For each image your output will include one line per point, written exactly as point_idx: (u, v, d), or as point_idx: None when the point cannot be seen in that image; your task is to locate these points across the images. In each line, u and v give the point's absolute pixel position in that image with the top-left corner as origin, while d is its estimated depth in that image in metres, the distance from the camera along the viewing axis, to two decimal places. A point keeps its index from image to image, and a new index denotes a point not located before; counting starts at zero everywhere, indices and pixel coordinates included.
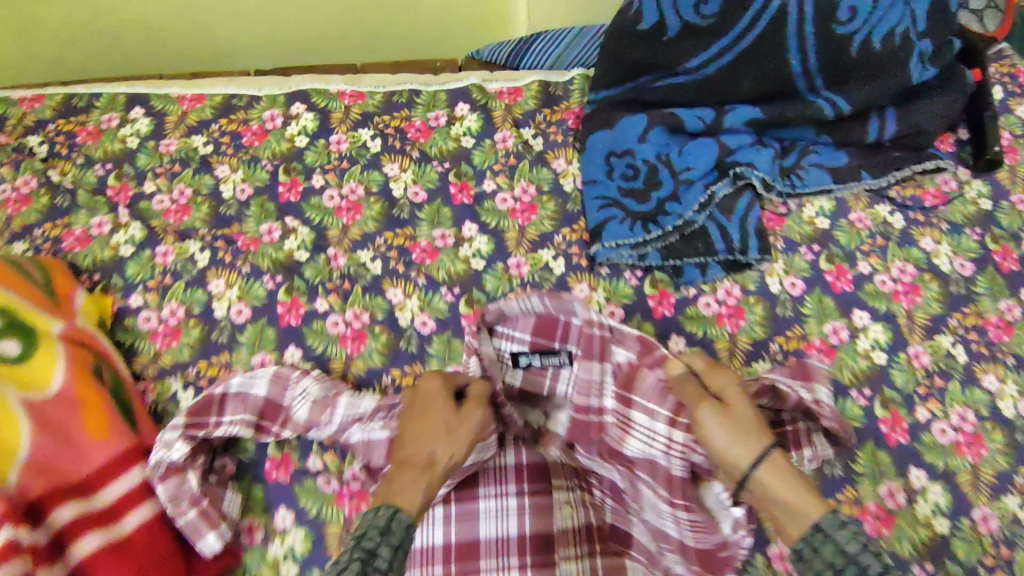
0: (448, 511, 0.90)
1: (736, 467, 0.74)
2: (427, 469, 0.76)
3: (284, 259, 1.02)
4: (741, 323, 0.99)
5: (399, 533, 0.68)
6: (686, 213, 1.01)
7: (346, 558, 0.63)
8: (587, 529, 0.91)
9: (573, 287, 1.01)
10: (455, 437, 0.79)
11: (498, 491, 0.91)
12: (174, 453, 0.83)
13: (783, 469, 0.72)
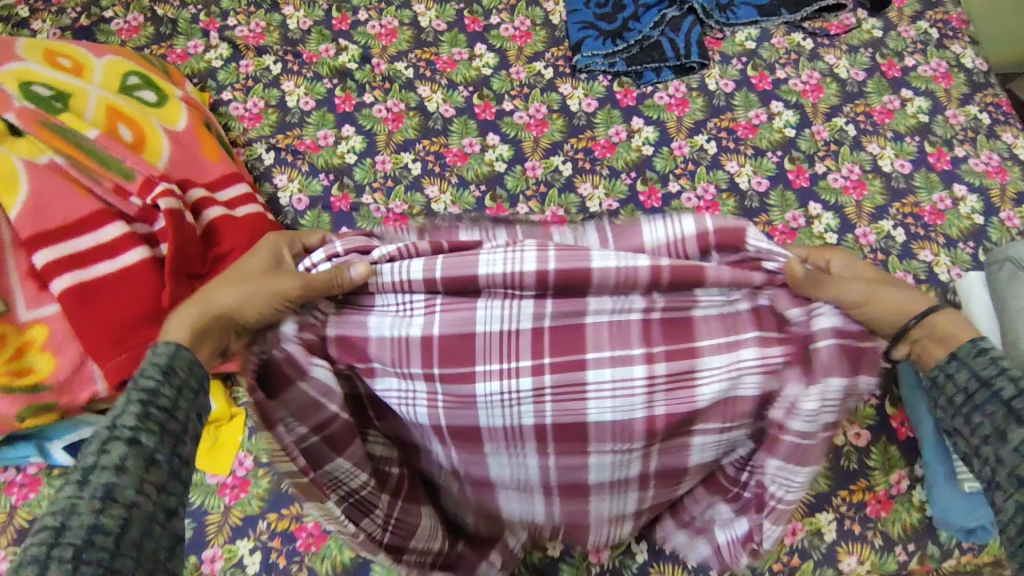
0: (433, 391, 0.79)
1: (875, 304, 0.75)
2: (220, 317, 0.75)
3: (338, 67, 1.34)
4: (685, 110, 1.31)
5: (184, 371, 0.66)
6: (644, 30, 1.33)
7: (126, 399, 0.61)
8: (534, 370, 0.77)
9: (559, 87, 1.34)
10: (267, 284, 0.77)
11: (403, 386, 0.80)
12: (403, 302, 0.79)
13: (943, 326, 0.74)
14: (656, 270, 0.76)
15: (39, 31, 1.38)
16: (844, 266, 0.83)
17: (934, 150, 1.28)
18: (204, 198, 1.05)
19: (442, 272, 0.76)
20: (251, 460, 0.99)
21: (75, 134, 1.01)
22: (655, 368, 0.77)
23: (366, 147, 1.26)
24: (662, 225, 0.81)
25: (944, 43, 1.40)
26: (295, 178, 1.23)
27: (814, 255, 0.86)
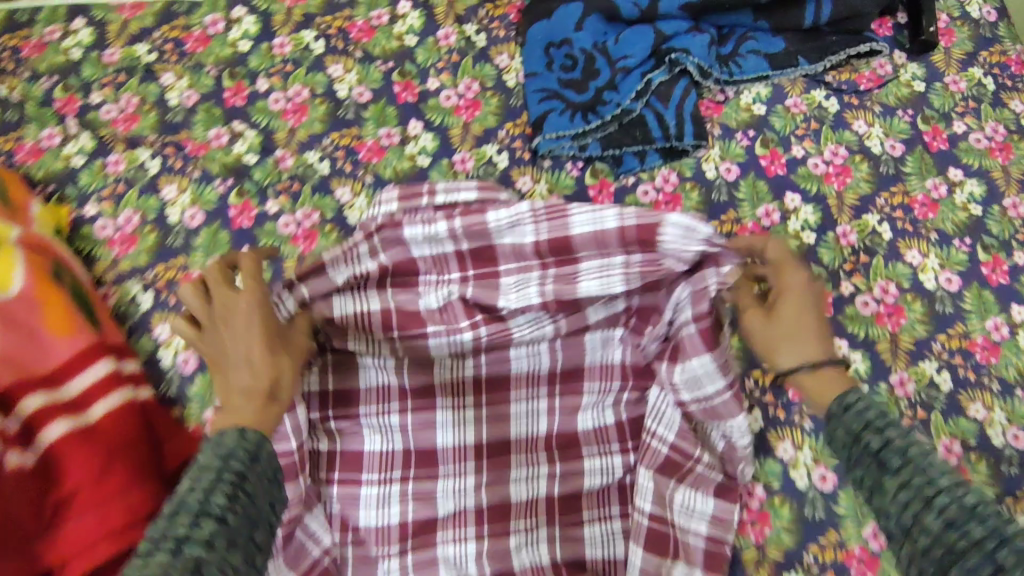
0: (405, 421, 0.94)
1: (777, 354, 0.80)
2: (271, 398, 0.71)
3: (233, 162, 1.05)
4: (677, 209, 1.03)
5: (269, 461, 0.67)
6: (624, 102, 1.03)
7: (217, 480, 0.60)
8: (474, 448, 0.94)
9: (516, 181, 1.05)
10: (285, 354, 0.75)
11: (382, 476, 0.92)
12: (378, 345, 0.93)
13: (829, 379, 0.77)
14: (556, 331, 0.94)
15: None
16: (799, 285, 0.80)
17: (989, 256, 1.02)
18: (41, 406, 0.82)
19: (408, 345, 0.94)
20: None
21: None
22: (552, 400, 0.96)
23: (271, 277, 0.99)
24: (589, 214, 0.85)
25: (1002, 98, 1.11)
26: None
27: (785, 266, 0.80)
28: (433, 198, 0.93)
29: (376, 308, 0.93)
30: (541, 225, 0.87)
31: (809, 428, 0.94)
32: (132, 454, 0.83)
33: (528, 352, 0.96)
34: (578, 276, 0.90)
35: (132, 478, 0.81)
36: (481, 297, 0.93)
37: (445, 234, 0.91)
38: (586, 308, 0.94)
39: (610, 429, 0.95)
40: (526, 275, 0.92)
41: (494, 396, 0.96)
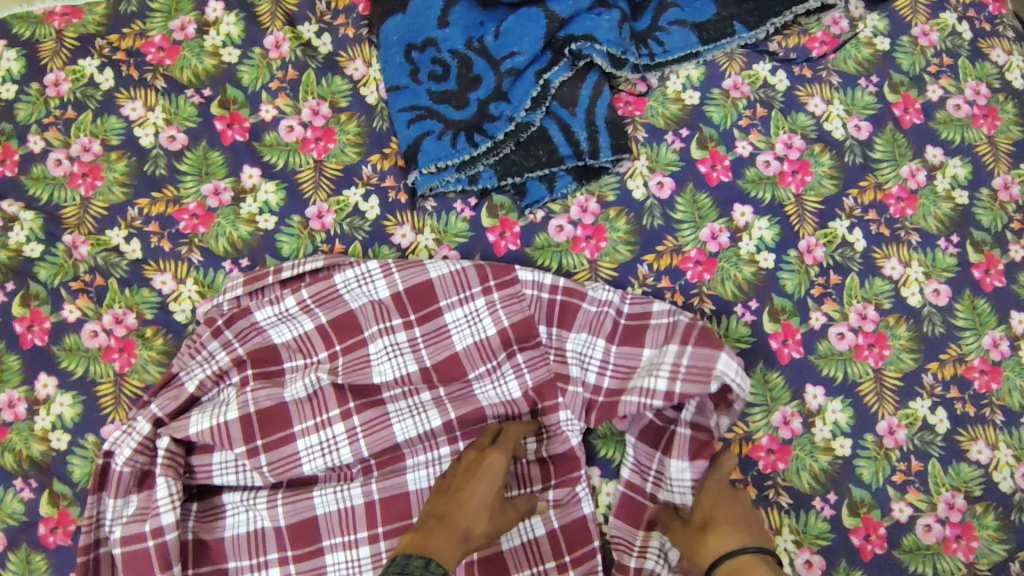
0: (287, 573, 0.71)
1: (706, 543, 0.65)
2: (462, 540, 0.62)
3: (9, 258, 0.78)
4: (601, 246, 0.81)
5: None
6: (518, 115, 0.79)
7: None
8: None
9: (392, 234, 0.81)
10: (489, 516, 0.65)
11: (254, 561, 0.71)
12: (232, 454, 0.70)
13: (751, 560, 0.62)
14: (447, 423, 0.74)
15: None
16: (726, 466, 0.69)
17: (981, 255, 0.83)
18: None
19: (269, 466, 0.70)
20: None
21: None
22: None
23: (86, 410, 0.74)
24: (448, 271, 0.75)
25: (981, 48, 0.90)
26: None
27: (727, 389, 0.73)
28: (280, 271, 0.75)
29: (233, 418, 0.70)
30: (394, 277, 0.74)
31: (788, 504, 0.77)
32: None
33: (427, 459, 0.74)
34: (449, 332, 0.75)
35: None
36: (357, 382, 0.73)
37: (296, 308, 0.74)
38: (470, 384, 0.76)
39: (542, 543, 0.74)
40: (397, 352, 0.75)
41: (392, 530, 0.72)
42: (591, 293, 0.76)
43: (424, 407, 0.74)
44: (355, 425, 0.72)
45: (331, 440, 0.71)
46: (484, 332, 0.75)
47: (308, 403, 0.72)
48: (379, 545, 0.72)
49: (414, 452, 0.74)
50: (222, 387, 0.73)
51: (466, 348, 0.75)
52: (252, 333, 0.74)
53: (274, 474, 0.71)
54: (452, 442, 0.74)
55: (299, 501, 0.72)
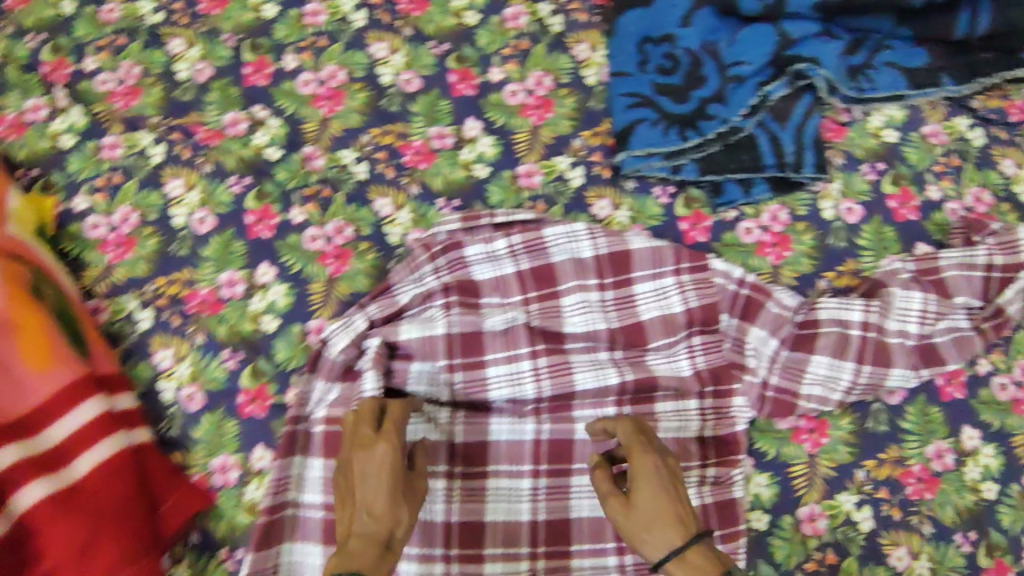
0: (452, 486, 0.78)
1: (682, 530, 0.62)
2: (386, 549, 0.63)
3: (252, 157, 0.87)
4: (785, 254, 0.85)
5: None
6: (732, 118, 0.84)
7: None
8: (531, 527, 0.77)
9: (592, 205, 0.87)
10: (408, 502, 0.66)
11: (426, 469, 0.78)
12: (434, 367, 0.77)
13: (696, 564, 0.61)
14: (622, 384, 0.79)
15: None
16: (647, 468, 0.66)
17: None
18: (14, 463, 0.67)
19: (461, 385, 0.77)
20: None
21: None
22: None
23: (296, 302, 0.83)
24: (648, 245, 0.80)
25: None
26: (186, 355, 0.81)
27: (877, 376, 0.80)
28: (494, 216, 0.81)
29: (440, 334, 0.77)
30: (599, 240, 0.80)
31: (929, 533, 0.78)
32: (125, 524, 0.68)
33: (594, 414, 0.78)
34: (636, 302, 0.80)
35: (125, 557, 0.67)
36: (550, 329, 0.79)
37: (505, 251, 0.80)
38: (646, 352, 0.81)
39: (695, 514, 0.77)
40: (589, 309, 0.80)
41: (553, 470, 0.79)
42: (776, 295, 0.81)
43: (604, 365, 0.79)
44: (541, 365, 0.78)
45: (519, 374, 0.78)
46: (670, 308, 0.80)
47: (503, 337, 0.78)
48: (539, 481, 0.78)
49: (585, 403, 0.79)
50: (427, 306, 0.80)
51: (651, 320, 0.80)
52: (460, 265, 0.81)
53: (465, 393, 0.77)
54: (618, 404, 0.79)
55: (476, 424, 0.79)
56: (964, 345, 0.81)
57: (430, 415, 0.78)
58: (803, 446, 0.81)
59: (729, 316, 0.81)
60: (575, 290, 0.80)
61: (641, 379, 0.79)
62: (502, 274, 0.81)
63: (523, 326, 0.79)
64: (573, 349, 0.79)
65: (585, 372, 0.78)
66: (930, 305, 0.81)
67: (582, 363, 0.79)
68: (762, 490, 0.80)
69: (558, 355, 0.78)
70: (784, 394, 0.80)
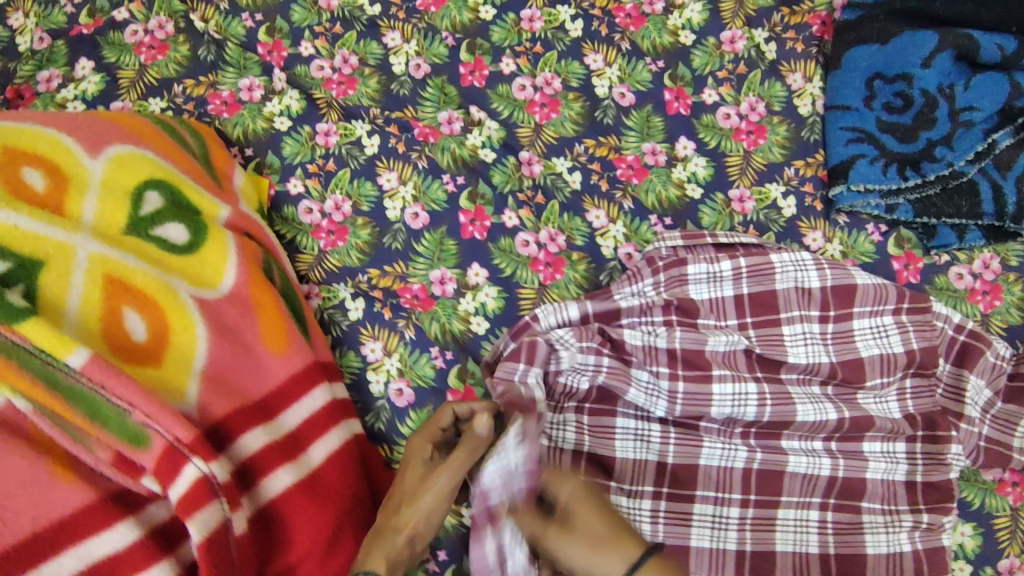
0: (658, 507, 0.75)
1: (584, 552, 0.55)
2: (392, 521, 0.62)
3: (467, 156, 0.87)
4: (996, 304, 0.84)
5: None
6: (958, 162, 0.85)
7: None
8: (739, 558, 0.74)
9: (805, 235, 0.86)
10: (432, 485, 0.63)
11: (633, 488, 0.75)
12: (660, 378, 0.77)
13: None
14: (839, 420, 0.78)
15: (25, 38, 0.94)
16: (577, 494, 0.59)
17: None
18: (263, 448, 0.65)
19: (684, 400, 0.76)
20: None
21: (54, 367, 0.57)
22: (826, 513, 0.76)
23: (505, 307, 0.82)
24: (870, 283, 0.81)
25: None
26: (396, 349, 0.79)
27: None
28: (717, 237, 0.82)
29: (664, 348, 0.78)
30: (825, 271, 0.80)
31: None
32: (360, 521, 0.67)
33: (803, 447, 0.77)
34: (853, 337, 0.80)
35: None
36: (771, 357, 0.78)
37: (729, 272, 0.80)
38: (858, 390, 0.79)
39: (906, 558, 0.75)
40: (811, 340, 0.80)
41: (762, 500, 0.76)
42: (994, 345, 0.81)
43: (820, 399, 0.78)
44: (764, 391, 0.77)
45: (741, 396, 0.77)
46: (888, 346, 0.80)
47: (725, 358, 0.78)
48: (747, 511, 0.75)
49: (794, 433, 0.77)
50: (647, 319, 0.79)
51: (870, 357, 0.80)
52: (678, 282, 0.80)
53: (687, 408, 0.76)
54: (827, 439, 0.77)
55: (690, 445, 0.76)
56: None
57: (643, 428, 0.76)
58: (1007, 498, 0.80)
59: (945, 360, 0.82)
60: (794, 319, 0.80)
61: (859, 416, 0.78)
62: (718, 296, 0.80)
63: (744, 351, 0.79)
64: (787, 379, 0.78)
65: (803, 402, 0.78)
66: None
67: (800, 392, 0.78)
68: (966, 539, 0.79)
69: (776, 382, 0.78)
70: (997, 447, 0.79)
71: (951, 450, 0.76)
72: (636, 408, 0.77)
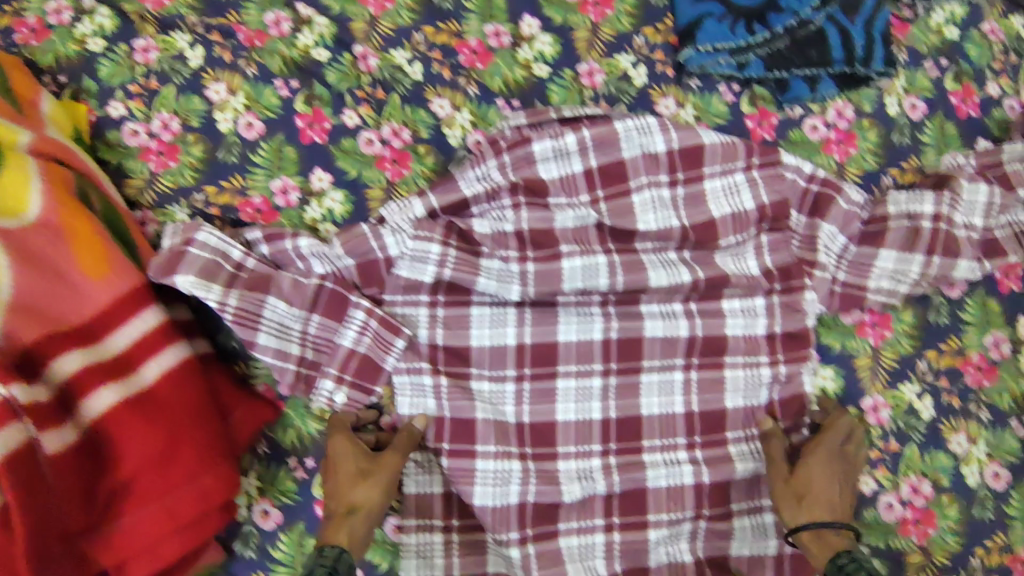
0: (522, 388, 0.77)
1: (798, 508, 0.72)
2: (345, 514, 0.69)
3: (299, 57, 0.82)
4: (851, 152, 0.85)
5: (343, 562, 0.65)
6: (802, 11, 0.83)
7: None
8: (603, 424, 0.78)
9: (656, 103, 0.84)
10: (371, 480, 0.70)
11: (493, 373, 0.77)
12: (509, 264, 0.76)
13: (831, 542, 0.70)
14: (695, 282, 0.78)
15: None
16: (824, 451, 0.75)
17: None
18: (84, 370, 0.64)
19: (534, 280, 0.76)
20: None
21: None
22: (690, 372, 0.79)
23: (354, 210, 0.79)
24: (719, 142, 0.79)
25: None
26: None
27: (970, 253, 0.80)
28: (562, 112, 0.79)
29: (510, 231, 0.77)
30: (671, 135, 0.78)
31: (986, 419, 0.82)
32: (199, 432, 0.66)
33: (662, 312, 0.79)
34: (706, 197, 0.79)
35: (207, 461, 0.65)
36: (622, 227, 0.77)
37: (575, 147, 0.77)
38: (715, 252, 0.80)
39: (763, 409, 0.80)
40: (661, 206, 0.78)
41: (623, 368, 0.79)
42: (846, 191, 0.81)
43: (674, 264, 0.78)
44: (614, 259, 0.77)
45: (591, 267, 0.76)
46: (739, 203, 0.79)
47: (575, 233, 0.77)
48: (609, 379, 0.78)
49: (651, 300, 0.79)
50: (495, 203, 0.77)
51: (722, 217, 0.79)
52: (525, 163, 0.77)
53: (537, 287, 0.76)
54: (685, 303, 0.79)
55: (546, 324, 0.78)
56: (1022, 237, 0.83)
57: (498, 313, 0.77)
58: (868, 339, 0.82)
59: (800, 212, 0.81)
60: (642, 187, 0.78)
61: (711, 277, 0.78)
62: (567, 171, 0.78)
63: (595, 225, 0.78)
64: (642, 250, 0.78)
65: (655, 268, 0.77)
66: (995, 197, 0.81)
67: (652, 258, 0.78)
68: (828, 383, 0.81)
69: (629, 251, 0.78)
70: (852, 289, 0.81)
71: (803, 299, 0.79)
72: (489, 294, 0.77)
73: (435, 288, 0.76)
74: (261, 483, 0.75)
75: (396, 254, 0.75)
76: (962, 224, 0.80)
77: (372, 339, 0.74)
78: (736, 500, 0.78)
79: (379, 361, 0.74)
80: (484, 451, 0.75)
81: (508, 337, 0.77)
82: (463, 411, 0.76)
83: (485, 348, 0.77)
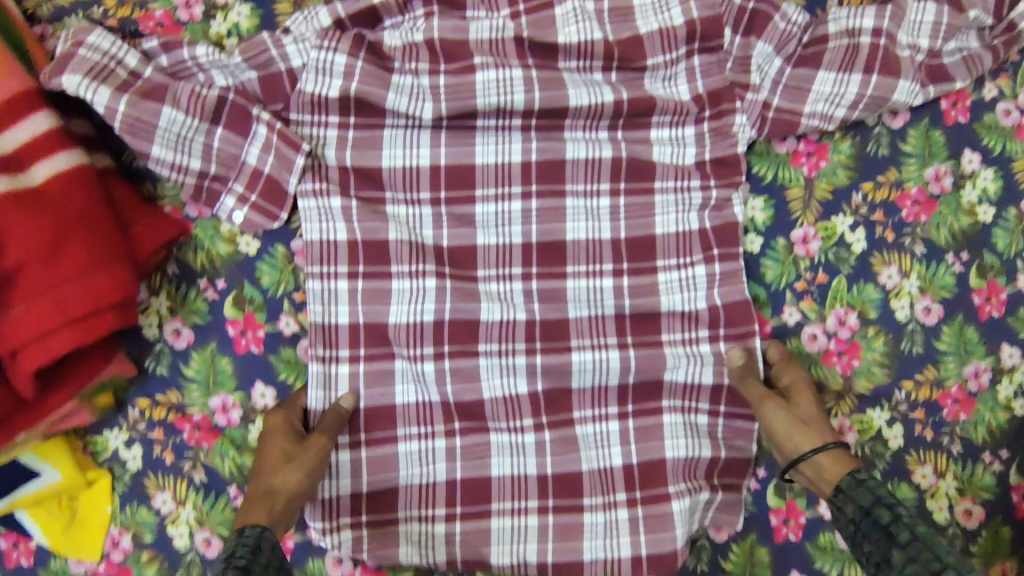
0: (439, 212, 0.76)
1: (804, 435, 0.70)
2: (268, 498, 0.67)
3: None
4: None
5: (265, 542, 0.63)
6: None
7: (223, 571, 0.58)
8: (523, 249, 0.76)
9: None
10: (302, 458, 0.69)
11: (409, 197, 0.75)
12: (421, 79, 0.73)
13: (839, 463, 0.69)
14: (618, 103, 0.75)
15: None
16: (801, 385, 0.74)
17: None
18: None
19: (447, 96, 0.73)
20: (128, 539, 0.73)
21: None
22: (617, 197, 0.77)
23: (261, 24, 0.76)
24: None
25: None
26: None
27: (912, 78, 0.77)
28: None
29: (422, 43, 0.73)
30: None
31: (920, 253, 0.79)
32: (92, 232, 0.64)
33: (586, 139, 0.76)
34: (634, 12, 0.76)
35: (99, 259, 0.64)
36: (539, 39, 0.74)
37: None
38: (643, 74, 0.76)
39: (692, 236, 0.77)
40: (584, 18, 0.75)
41: (545, 191, 0.76)
42: (783, 9, 0.76)
43: (596, 82, 0.75)
44: (532, 74, 0.74)
45: (505, 82, 0.73)
46: (667, 19, 0.75)
47: (491, 48, 0.74)
48: (530, 202, 0.76)
49: (576, 126, 0.76)
50: (410, 16, 0.74)
51: (649, 34, 0.75)
52: None
53: (450, 103, 0.73)
54: (612, 128, 0.77)
55: (464, 145, 0.75)
56: (974, 62, 0.78)
57: (411, 134, 0.75)
58: (802, 169, 0.79)
59: (734, 31, 0.76)
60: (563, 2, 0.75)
61: (636, 96, 0.75)
62: None
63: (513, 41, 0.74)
64: (566, 67, 0.75)
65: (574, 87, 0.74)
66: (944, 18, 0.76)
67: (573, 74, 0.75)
68: (758, 213, 0.78)
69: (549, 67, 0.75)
70: (785, 113, 0.76)
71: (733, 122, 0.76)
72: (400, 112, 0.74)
73: (343, 106, 0.73)
74: (172, 303, 0.75)
75: (300, 65, 0.73)
76: (904, 46, 0.76)
77: (276, 157, 0.72)
78: (668, 332, 0.76)
79: (283, 182, 0.73)
80: (398, 272, 0.75)
81: (422, 160, 0.75)
82: (374, 231, 0.74)
83: (398, 170, 0.75)
